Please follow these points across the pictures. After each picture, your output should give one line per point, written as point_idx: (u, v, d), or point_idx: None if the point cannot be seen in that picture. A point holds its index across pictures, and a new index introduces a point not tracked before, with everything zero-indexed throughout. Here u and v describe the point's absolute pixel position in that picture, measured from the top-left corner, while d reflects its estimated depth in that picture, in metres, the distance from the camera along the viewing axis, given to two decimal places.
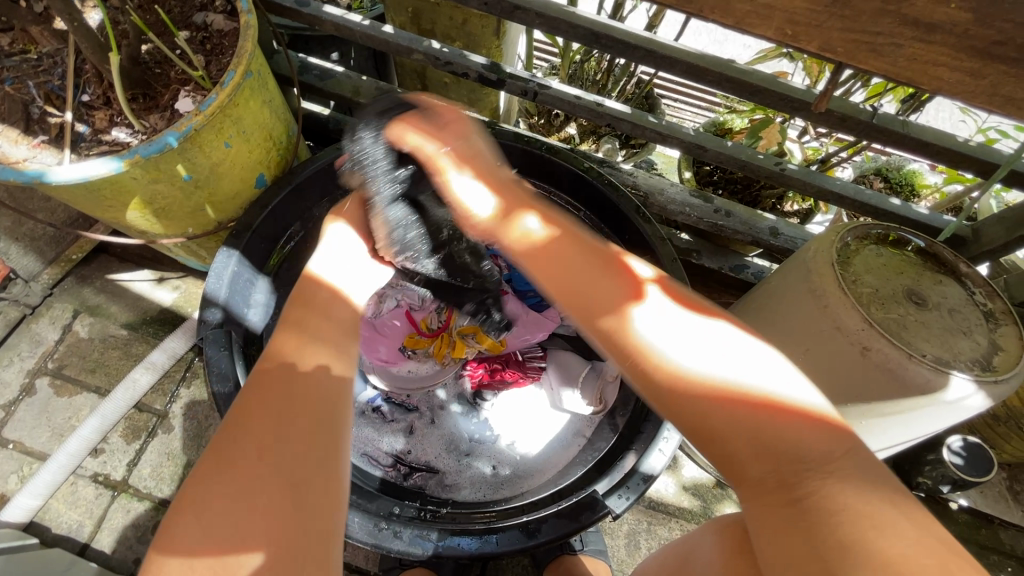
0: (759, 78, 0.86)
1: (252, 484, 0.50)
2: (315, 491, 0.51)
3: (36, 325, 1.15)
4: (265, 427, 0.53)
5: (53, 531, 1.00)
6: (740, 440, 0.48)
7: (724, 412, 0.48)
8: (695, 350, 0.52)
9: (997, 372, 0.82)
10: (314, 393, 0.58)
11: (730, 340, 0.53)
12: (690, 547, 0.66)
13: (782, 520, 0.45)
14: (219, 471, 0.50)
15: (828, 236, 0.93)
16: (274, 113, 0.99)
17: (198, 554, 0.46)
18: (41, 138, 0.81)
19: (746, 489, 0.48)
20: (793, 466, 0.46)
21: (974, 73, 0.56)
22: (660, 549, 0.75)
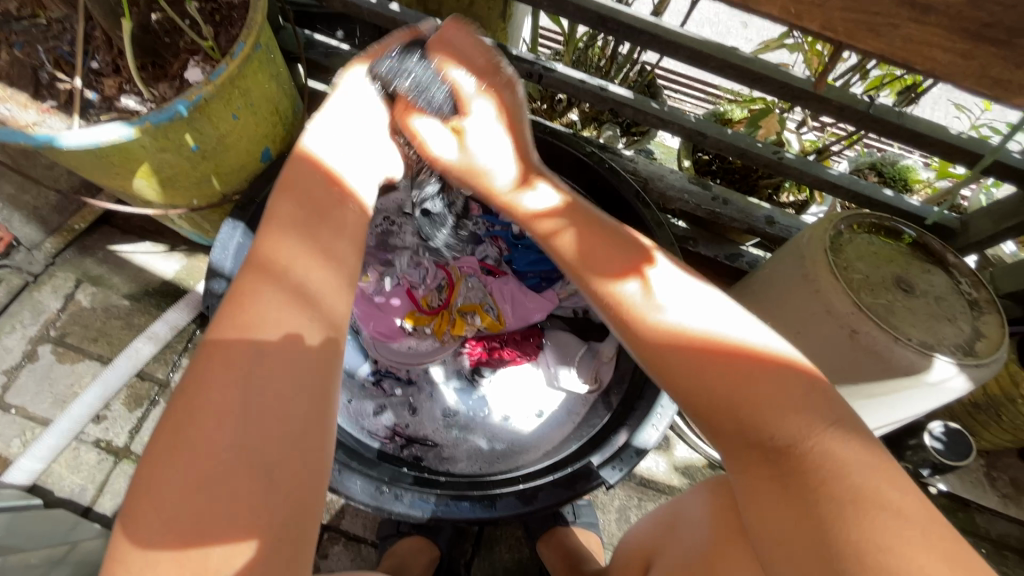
0: (761, 66, 0.88)
1: (215, 476, 0.45)
2: (288, 476, 0.48)
3: (38, 293, 1.15)
4: (225, 411, 0.47)
5: (56, 493, 1.01)
6: (719, 402, 0.51)
7: (716, 387, 0.52)
8: (685, 316, 0.56)
9: (978, 357, 0.85)
10: (290, 370, 0.51)
11: (703, 307, 0.57)
12: (676, 511, 0.69)
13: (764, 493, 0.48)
14: (178, 461, 0.45)
15: (823, 223, 0.96)
16: (281, 87, 0.99)
17: (163, 551, 0.43)
18: (50, 104, 0.82)
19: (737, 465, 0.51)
20: (763, 444, 0.49)
21: (964, 55, 0.58)
22: (649, 512, 0.78)
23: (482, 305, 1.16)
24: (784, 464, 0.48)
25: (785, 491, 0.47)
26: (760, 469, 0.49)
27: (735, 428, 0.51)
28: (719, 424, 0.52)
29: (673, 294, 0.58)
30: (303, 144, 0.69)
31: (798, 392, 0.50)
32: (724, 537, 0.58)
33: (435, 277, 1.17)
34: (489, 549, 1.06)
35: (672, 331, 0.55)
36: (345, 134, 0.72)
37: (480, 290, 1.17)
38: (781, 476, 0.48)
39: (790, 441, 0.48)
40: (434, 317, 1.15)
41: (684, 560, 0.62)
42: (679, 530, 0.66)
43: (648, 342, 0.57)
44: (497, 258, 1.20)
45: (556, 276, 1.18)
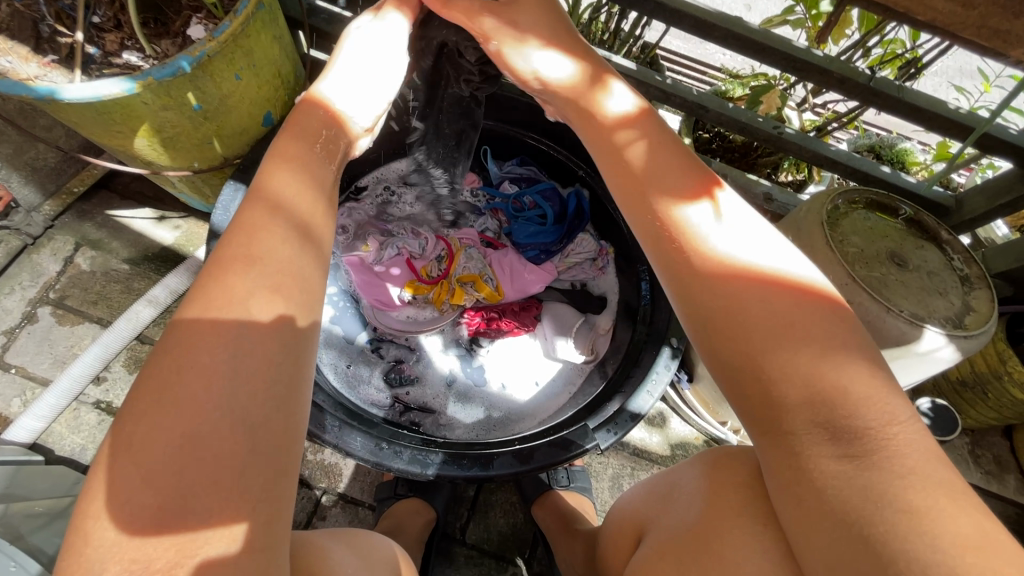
0: (764, 36, 0.89)
1: (197, 445, 0.38)
2: (271, 447, 0.40)
3: (37, 256, 1.15)
4: (214, 368, 0.40)
5: (57, 452, 1.02)
6: (781, 347, 0.45)
7: (763, 332, 0.46)
8: (745, 255, 0.50)
9: (967, 329, 0.87)
10: (272, 339, 0.42)
11: (758, 243, 0.51)
12: (675, 476, 0.65)
13: (820, 472, 0.42)
14: (157, 425, 0.38)
15: (821, 198, 0.97)
16: (284, 50, 0.99)
17: (137, 531, 0.36)
18: (51, 58, 0.82)
19: (782, 440, 0.44)
20: (832, 409, 0.42)
21: (964, 5, 0.59)
22: (644, 480, 0.72)
23: (481, 276, 1.16)
24: (857, 439, 0.41)
25: (856, 477, 0.40)
26: (822, 446, 0.42)
27: (796, 384, 0.44)
28: (758, 368, 0.45)
29: (740, 235, 0.51)
30: (316, 90, 0.58)
31: (871, 373, 0.44)
32: (719, 511, 0.53)
33: (435, 248, 1.17)
34: (484, 514, 1.08)
35: (726, 272, 0.49)
36: (364, 79, 0.60)
37: (479, 261, 1.16)
38: (851, 454, 0.41)
39: (869, 420, 0.42)
40: (434, 286, 1.15)
41: (675, 535, 0.57)
42: (673, 502, 0.62)
43: (692, 271, 0.51)
44: (497, 230, 1.24)
45: (555, 249, 1.19)
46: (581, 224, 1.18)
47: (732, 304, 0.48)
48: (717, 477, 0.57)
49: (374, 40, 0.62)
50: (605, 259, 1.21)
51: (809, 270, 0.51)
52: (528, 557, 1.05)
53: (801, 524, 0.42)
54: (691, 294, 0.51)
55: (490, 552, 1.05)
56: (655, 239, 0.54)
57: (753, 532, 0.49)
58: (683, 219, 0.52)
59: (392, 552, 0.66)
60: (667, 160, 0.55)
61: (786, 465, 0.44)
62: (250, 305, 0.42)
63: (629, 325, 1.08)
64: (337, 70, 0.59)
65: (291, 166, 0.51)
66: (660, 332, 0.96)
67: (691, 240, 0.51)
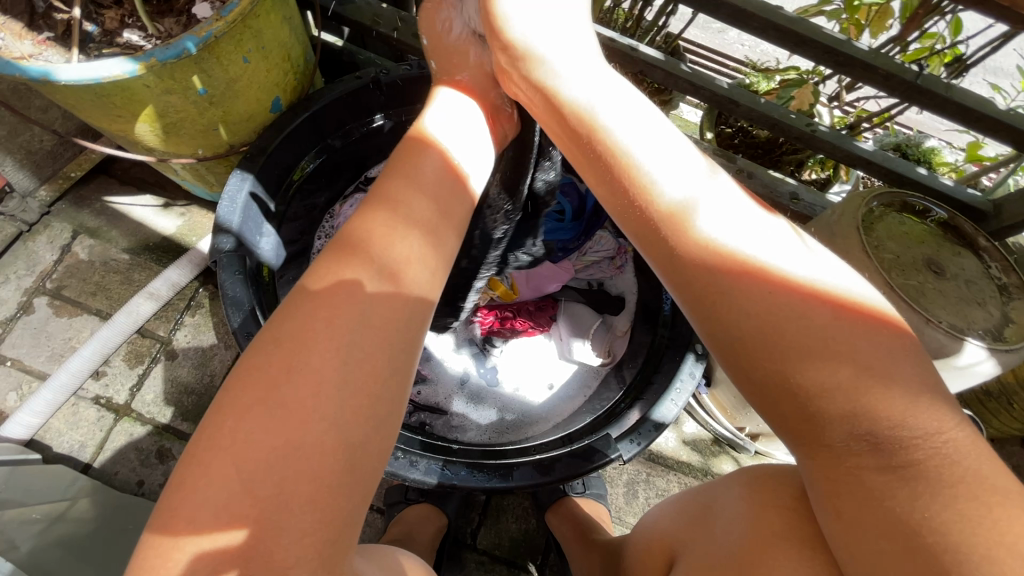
0: (807, 28, 0.86)
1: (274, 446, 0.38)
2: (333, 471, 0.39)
3: (32, 243, 1.11)
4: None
5: (54, 449, 0.99)
6: (817, 360, 0.42)
7: (792, 348, 0.43)
8: (766, 259, 0.47)
9: (1007, 342, 0.83)
10: (348, 351, 0.42)
11: (779, 247, 0.48)
12: (713, 495, 0.58)
13: (858, 486, 0.40)
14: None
15: (856, 200, 0.93)
16: (294, 32, 0.93)
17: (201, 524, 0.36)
18: (47, 35, 0.77)
19: (824, 456, 0.42)
20: (875, 421, 0.40)
21: None
22: (675, 497, 0.68)
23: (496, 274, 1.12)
24: (899, 452, 0.39)
25: (898, 487, 0.39)
26: (864, 458, 0.40)
27: (836, 399, 0.41)
28: (790, 389, 0.42)
29: (753, 236, 0.48)
30: (421, 131, 0.60)
31: (912, 374, 0.41)
32: (763, 543, 0.47)
33: None
34: (496, 519, 1.05)
35: (746, 278, 0.46)
36: (461, 126, 0.63)
37: None
38: (895, 467, 0.39)
39: (915, 430, 0.39)
40: None
41: (715, 563, 0.51)
42: (713, 525, 0.55)
43: (710, 283, 0.47)
44: None
45: (573, 247, 1.13)
46: (599, 221, 1.13)
47: (758, 320, 0.44)
48: (758, 500, 0.51)
49: (460, 116, 0.64)
50: (624, 258, 1.16)
51: (831, 265, 0.48)
52: (541, 563, 1.02)
53: (845, 537, 0.41)
54: (710, 313, 0.47)
55: (502, 558, 1.02)
56: (665, 254, 0.50)
57: (803, 561, 0.44)
58: (695, 232, 0.49)
59: (394, 558, 0.62)
60: (671, 167, 0.52)
61: (833, 482, 0.42)
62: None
63: (648, 328, 1.04)
64: (439, 120, 0.62)
65: (411, 184, 0.52)
66: (684, 338, 0.92)
67: (706, 254, 0.48)
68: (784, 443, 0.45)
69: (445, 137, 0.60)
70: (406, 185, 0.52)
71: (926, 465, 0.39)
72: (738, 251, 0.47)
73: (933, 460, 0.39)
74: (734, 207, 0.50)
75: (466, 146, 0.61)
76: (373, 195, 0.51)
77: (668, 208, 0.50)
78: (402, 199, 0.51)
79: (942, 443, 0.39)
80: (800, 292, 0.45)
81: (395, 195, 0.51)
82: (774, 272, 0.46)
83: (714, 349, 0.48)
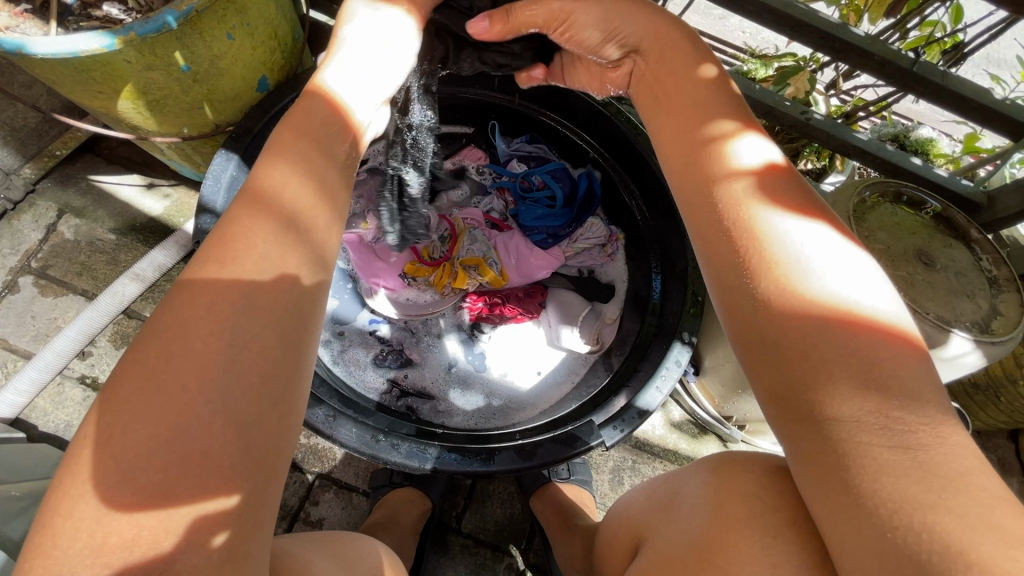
0: (802, 13, 0.85)
1: (203, 420, 0.35)
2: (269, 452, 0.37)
3: (17, 222, 1.09)
4: (199, 356, 0.36)
5: (40, 428, 0.98)
6: (827, 335, 0.40)
7: (816, 313, 0.40)
8: (798, 236, 0.45)
9: (994, 335, 0.83)
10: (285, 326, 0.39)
11: (814, 231, 0.45)
12: (679, 484, 0.56)
13: (868, 465, 0.35)
14: (163, 408, 0.34)
15: (847, 190, 0.92)
16: (281, 10, 0.92)
17: (119, 500, 0.33)
18: (24, 8, 0.75)
19: (824, 430, 0.38)
20: (887, 404, 0.37)
21: None
22: (644, 485, 0.66)
23: (485, 259, 1.11)
24: (911, 433, 0.35)
25: (912, 470, 0.34)
26: (874, 434, 0.36)
27: (848, 373, 0.38)
28: (805, 350, 0.40)
29: (792, 214, 0.46)
30: (320, 81, 0.51)
31: (924, 369, 0.39)
32: (725, 526, 0.46)
33: (438, 227, 1.13)
34: (481, 503, 1.05)
35: (767, 243, 0.45)
36: (371, 61, 0.54)
37: (483, 243, 1.12)
38: (906, 446, 0.35)
39: (921, 415, 0.36)
40: (435, 268, 1.10)
41: (676, 551, 0.50)
42: (673, 514, 0.54)
43: (735, 243, 0.46)
44: (502, 212, 1.19)
45: (564, 233, 1.14)
46: (591, 207, 1.14)
47: (785, 282, 0.42)
48: (722, 487, 0.49)
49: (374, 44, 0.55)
50: (614, 245, 1.16)
51: (869, 269, 0.45)
52: (525, 547, 1.03)
53: (830, 522, 0.36)
54: (732, 271, 0.46)
55: (486, 542, 1.03)
56: (702, 208, 0.50)
57: (760, 547, 0.43)
58: (733, 193, 0.48)
59: (373, 550, 0.63)
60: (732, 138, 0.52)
61: (826, 454, 0.37)
62: (247, 273, 0.39)
63: (637, 317, 1.03)
64: (342, 58, 0.53)
65: (299, 135, 0.47)
66: (671, 325, 0.92)
67: (736, 214, 0.47)
68: (771, 420, 0.42)
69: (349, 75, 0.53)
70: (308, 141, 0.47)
71: (935, 451, 0.35)
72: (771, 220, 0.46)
73: (942, 447, 0.35)
74: (783, 187, 0.48)
75: (372, 85, 0.54)
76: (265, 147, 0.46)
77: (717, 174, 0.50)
78: (293, 148, 0.46)
79: (953, 432, 0.36)
80: (818, 270, 0.42)
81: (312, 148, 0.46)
82: (798, 246, 0.44)
83: (723, 308, 0.46)
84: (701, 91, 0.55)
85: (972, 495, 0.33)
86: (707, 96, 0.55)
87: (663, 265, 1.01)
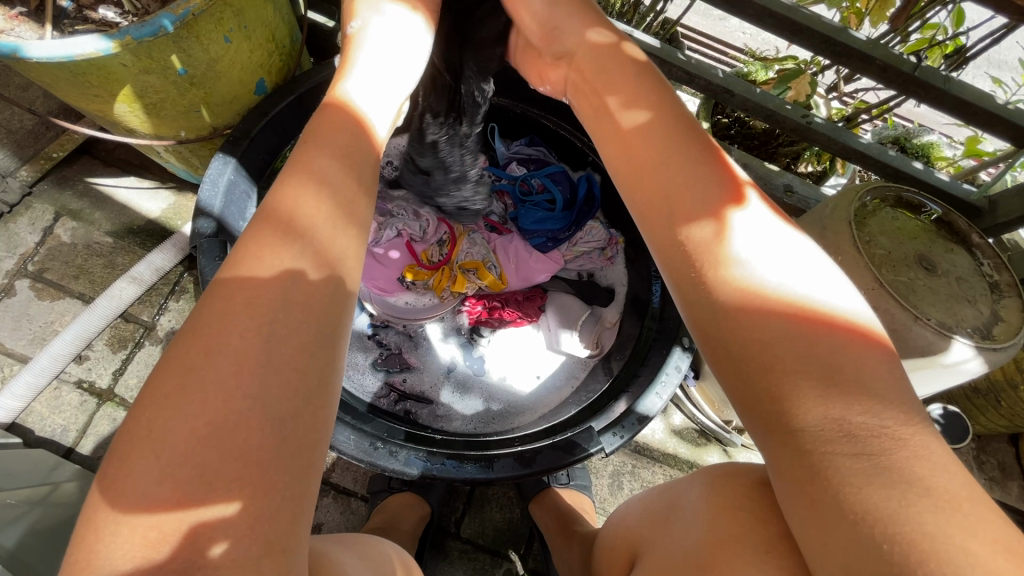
0: (803, 17, 0.84)
1: (242, 415, 0.34)
2: (291, 460, 0.35)
3: (14, 224, 1.09)
4: (198, 365, 0.35)
5: (37, 433, 0.98)
6: (787, 345, 0.39)
7: (777, 322, 0.39)
8: (751, 244, 0.43)
9: (996, 341, 0.82)
10: (295, 330, 0.38)
11: (769, 235, 0.44)
12: (677, 494, 0.56)
13: (836, 474, 0.35)
14: (154, 422, 0.33)
15: (848, 194, 0.91)
16: (279, 13, 0.91)
17: (136, 504, 0.32)
18: (20, 10, 0.75)
19: (793, 442, 0.37)
20: (848, 410, 0.36)
21: None
22: (644, 494, 0.66)
23: (484, 262, 1.10)
24: (870, 438, 0.35)
25: (872, 476, 0.34)
26: (837, 444, 0.35)
27: (808, 382, 0.37)
28: (768, 358, 0.39)
29: (744, 219, 0.45)
30: (339, 93, 0.51)
31: (887, 370, 0.38)
32: (720, 541, 0.45)
33: (437, 230, 1.10)
34: (480, 508, 1.05)
35: (722, 253, 0.44)
36: (386, 68, 0.54)
37: (482, 246, 1.11)
38: (866, 452, 0.34)
39: (885, 418, 0.35)
40: (434, 272, 1.09)
41: (673, 563, 0.49)
42: (672, 524, 0.54)
43: (691, 255, 0.45)
44: (502, 215, 1.18)
45: (563, 236, 1.12)
46: (591, 210, 1.13)
47: (748, 288, 0.42)
48: (717, 500, 0.48)
49: (388, 51, 0.55)
50: (614, 249, 1.15)
51: (826, 268, 0.44)
52: (524, 552, 1.02)
53: (809, 535, 0.36)
54: (694, 281, 0.44)
55: (485, 547, 1.02)
56: (654, 219, 0.48)
57: (754, 562, 0.41)
58: (683, 202, 0.47)
59: (382, 550, 0.61)
60: (673, 139, 0.50)
61: (795, 467, 0.36)
62: (246, 280, 0.38)
63: (637, 321, 1.03)
64: (358, 70, 0.53)
65: (325, 148, 0.47)
66: (671, 330, 0.91)
67: (689, 226, 0.46)
68: (746, 431, 0.41)
69: (367, 84, 0.52)
70: (315, 149, 0.46)
71: (899, 449, 0.34)
72: (723, 228, 0.45)
73: (901, 451, 0.34)
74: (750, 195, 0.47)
75: (389, 91, 0.54)
76: (289, 162, 0.46)
77: (670, 179, 0.48)
78: (320, 165, 0.46)
79: (913, 433, 0.35)
80: (774, 278, 0.42)
81: (311, 161, 0.45)
82: (753, 254, 0.43)
83: (689, 321, 0.45)
84: (639, 96, 0.54)
85: (976, 513, 0.32)
86: (660, 101, 0.53)
87: None
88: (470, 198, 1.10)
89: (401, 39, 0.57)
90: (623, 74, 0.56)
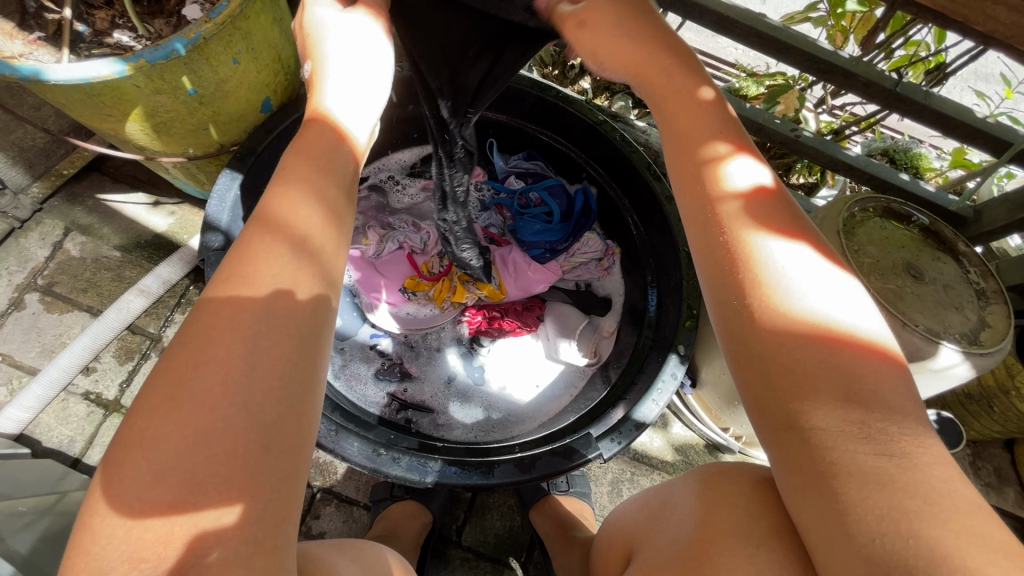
0: (787, 36, 0.88)
1: (233, 420, 0.36)
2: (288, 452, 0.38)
3: (24, 240, 1.11)
4: (218, 369, 0.37)
5: (44, 444, 0.99)
6: (811, 353, 0.40)
7: (801, 331, 0.41)
8: (784, 256, 0.45)
9: (982, 346, 0.84)
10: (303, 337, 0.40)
11: (802, 251, 0.46)
12: (670, 494, 0.58)
13: (857, 476, 0.36)
14: (177, 419, 0.35)
15: (837, 205, 0.94)
16: (285, 34, 0.95)
17: (153, 499, 0.34)
18: (38, 35, 0.79)
19: (807, 442, 0.39)
20: (867, 417, 0.38)
21: None
22: (636, 496, 0.67)
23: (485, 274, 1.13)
24: (894, 442, 0.37)
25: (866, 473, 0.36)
26: (862, 445, 0.37)
27: (831, 390, 0.39)
28: (790, 363, 0.41)
29: (783, 233, 0.46)
30: (320, 109, 0.49)
31: (901, 384, 0.40)
32: (711, 535, 0.47)
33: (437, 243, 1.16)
34: (480, 516, 1.06)
35: (755, 262, 0.45)
36: (357, 72, 0.51)
37: None
38: (889, 454, 0.37)
39: (903, 426, 0.38)
40: (436, 282, 1.12)
41: (667, 559, 0.51)
42: (664, 523, 0.56)
43: (723, 260, 0.46)
44: (501, 227, 1.21)
45: (561, 248, 1.15)
46: (587, 222, 1.15)
47: (772, 301, 0.43)
48: (710, 498, 0.50)
49: (351, 53, 0.52)
50: (611, 259, 1.18)
51: (850, 288, 0.45)
52: (525, 560, 1.03)
53: (820, 529, 0.38)
54: (722, 284, 0.46)
55: (486, 555, 1.03)
56: (693, 219, 0.49)
57: (747, 557, 0.43)
58: (726, 207, 0.48)
59: (380, 554, 0.62)
60: (716, 144, 0.50)
61: (807, 464, 0.39)
62: (252, 292, 0.40)
63: (635, 329, 1.05)
64: (332, 77, 0.50)
65: (309, 162, 0.46)
66: (666, 340, 0.93)
67: (727, 230, 0.47)
68: (756, 429, 0.43)
69: (346, 95, 0.50)
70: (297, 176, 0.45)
71: (902, 455, 0.36)
72: (761, 238, 0.46)
73: (923, 457, 0.37)
74: (778, 208, 0.48)
75: (367, 97, 0.51)
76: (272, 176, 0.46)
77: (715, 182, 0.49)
78: (314, 180, 0.46)
79: (920, 440, 0.37)
80: (802, 291, 0.43)
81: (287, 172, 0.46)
82: (784, 266, 0.44)
83: (713, 319, 0.47)
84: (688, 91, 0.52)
85: (956, 504, 0.35)
86: (700, 107, 0.52)
87: (658, 278, 1.03)
88: (458, 222, 1.00)
89: (353, 37, 0.53)
90: (668, 67, 0.52)
